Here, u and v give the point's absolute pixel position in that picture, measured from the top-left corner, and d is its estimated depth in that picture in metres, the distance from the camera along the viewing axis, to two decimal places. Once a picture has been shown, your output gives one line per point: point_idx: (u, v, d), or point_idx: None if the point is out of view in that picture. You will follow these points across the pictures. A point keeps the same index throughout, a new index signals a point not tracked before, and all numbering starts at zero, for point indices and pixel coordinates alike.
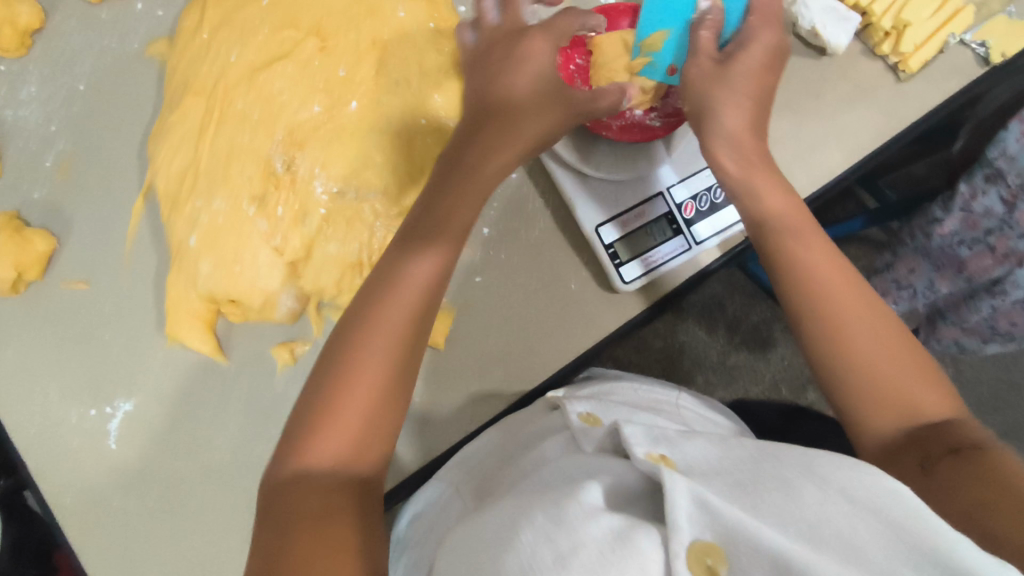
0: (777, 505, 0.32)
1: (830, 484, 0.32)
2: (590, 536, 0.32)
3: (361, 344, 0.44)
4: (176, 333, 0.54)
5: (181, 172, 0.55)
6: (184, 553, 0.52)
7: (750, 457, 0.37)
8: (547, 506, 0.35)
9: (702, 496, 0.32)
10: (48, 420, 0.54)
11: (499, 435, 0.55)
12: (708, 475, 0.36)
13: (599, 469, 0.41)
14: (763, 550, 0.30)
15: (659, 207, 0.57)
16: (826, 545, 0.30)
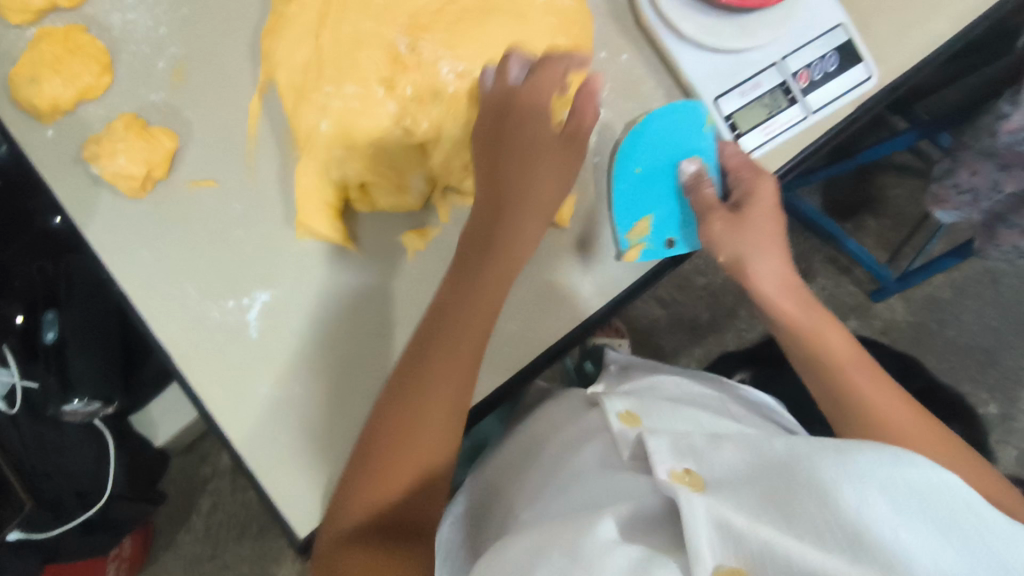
0: (813, 518, 0.39)
1: (865, 485, 0.39)
2: (615, 566, 0.41)
3: (477, 315, 0.49)
4: (306, 222, 0.54)
5: (301, 64, 0.54)
6: (329, 435, 0.54)
7: (773, 466, 0.44)
8: (569, 546, 0.43)
9: (723, 519, 0.42)
10: (189, 315, 0.54)
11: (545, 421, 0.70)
12: (737, 489, 0.44)
13: (627, 490, 0.51)
14: (785, 566, 0.38)
15: (774, 78, 0.57)
16: (859, 553, 0.37)
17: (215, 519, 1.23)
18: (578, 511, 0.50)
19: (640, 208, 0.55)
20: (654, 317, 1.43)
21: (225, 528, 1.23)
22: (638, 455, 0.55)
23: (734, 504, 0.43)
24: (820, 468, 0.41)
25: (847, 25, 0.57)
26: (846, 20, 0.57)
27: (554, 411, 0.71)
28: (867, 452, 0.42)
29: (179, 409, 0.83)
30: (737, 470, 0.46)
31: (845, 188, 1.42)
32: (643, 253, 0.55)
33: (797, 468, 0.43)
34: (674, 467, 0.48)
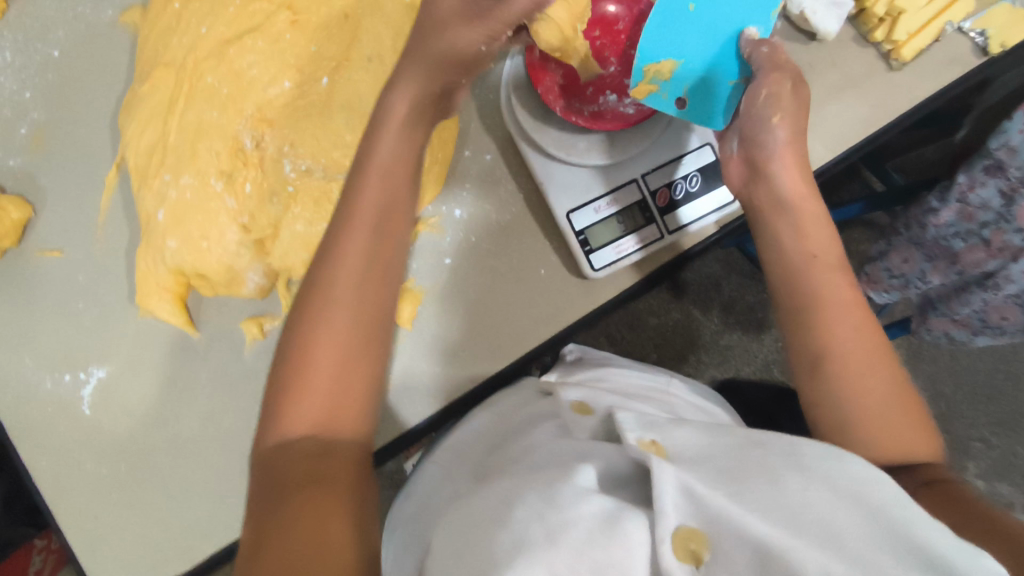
0: (761, 493, 0.36)
1: (814, 474, 0.37)
2: (584, 516, 0.37)
3: (335, 302, 0.42)
4: (146, 304, 0.55)
5: (149, 146, 0.55)
6: (148, 515, 0.54)
7: (733, 451, 0.42)
8: (542, 491, 0.40)
9: (688, 483, 0.38)
10: (24, 385, 0.55)
11: (491, 415, 0.65)
12: (695, 463, 0.40)
13: (591, 450, 0.48)
14: (741, 529, 0.35)
15: (632, 195, 0.56)
16: (801, 529, 0.34)
17: None
18: (534, 470, 0.47)
19: (670, 48, 0.55)
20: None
21: None
22: (597, 434, 0.53)
23: (695, 472, 0.39)
24: (785, 451, 0.40)
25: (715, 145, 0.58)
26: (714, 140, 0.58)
27: (505, 399, 0.66)
28: (818, 448, 0.40)
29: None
30: (696, 445, 0.43)
31: None
32: (650, 89, 0.55)
33: (760, 452, 0.41)
34: (641, 437, 0.44)
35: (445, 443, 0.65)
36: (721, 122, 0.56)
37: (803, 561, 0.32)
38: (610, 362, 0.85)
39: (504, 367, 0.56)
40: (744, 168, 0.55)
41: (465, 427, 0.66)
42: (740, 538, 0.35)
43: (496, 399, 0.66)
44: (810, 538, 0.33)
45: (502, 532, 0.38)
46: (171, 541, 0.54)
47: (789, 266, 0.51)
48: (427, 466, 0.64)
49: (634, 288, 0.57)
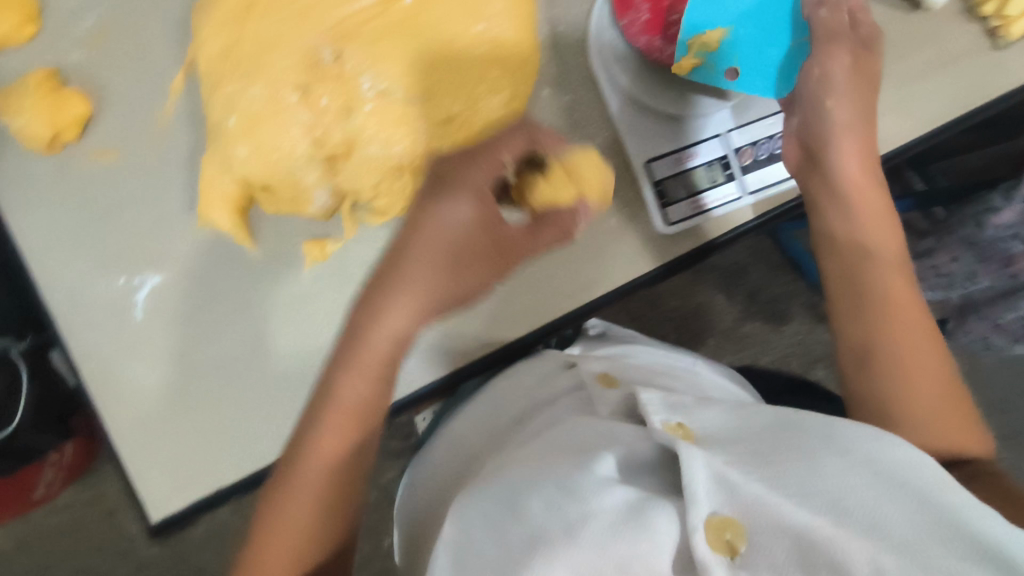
0: (797, 478, 0.39)
1: (855, 457, 0.39)
2: (606, 506, 0.40)
3: (352, 386, 0.43)
4: (206, 213, 0.53)
5: (222, 49, 0.52)
6: (195, 424, 0.54)
7: (765, 431, 0.44)
8: (568, 482, 0.43)
9: (719, 470, 0.39)
10: (77, 284, 0.54)
11: (513, 383, 0.71)
12: (727, 445, 0.43)
13: (614, 436, 0.50)
14: (777, 519, 0.36)
15: (715, 150, 0.54)
16: (842, 514, 0.36)
17: None
18: (557, 455, 0.50)
19: (713, 19, 0.52)
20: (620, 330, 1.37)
21: None
22: (617, 411, 0.58)
23: (726, 457, 0.41)
24: (815, 437, 0.42)
25: None
26: None
27: (523, 372, 0.71)
28: (853, 428, 0.42)
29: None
30: (724, 426, 0.46)
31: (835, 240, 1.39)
32: (701, 68, 0.52)
33: (793, 435, 0.43)
34: (668, 420, 0.47)
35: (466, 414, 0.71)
36: (781, 90, 0.53)
37: (849, 553, 0.34)
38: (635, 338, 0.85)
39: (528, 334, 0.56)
40: (799, 155, 0.53)
41: (483, 401, 0.71)
42: (777, 528, 0.36)
43: (514, 371, 0.72)
44: (851, 524, 0.35)
45: (519, 521, 0.42)
46: (218, 451, 0.54)
47: (850, 265, 0.51)
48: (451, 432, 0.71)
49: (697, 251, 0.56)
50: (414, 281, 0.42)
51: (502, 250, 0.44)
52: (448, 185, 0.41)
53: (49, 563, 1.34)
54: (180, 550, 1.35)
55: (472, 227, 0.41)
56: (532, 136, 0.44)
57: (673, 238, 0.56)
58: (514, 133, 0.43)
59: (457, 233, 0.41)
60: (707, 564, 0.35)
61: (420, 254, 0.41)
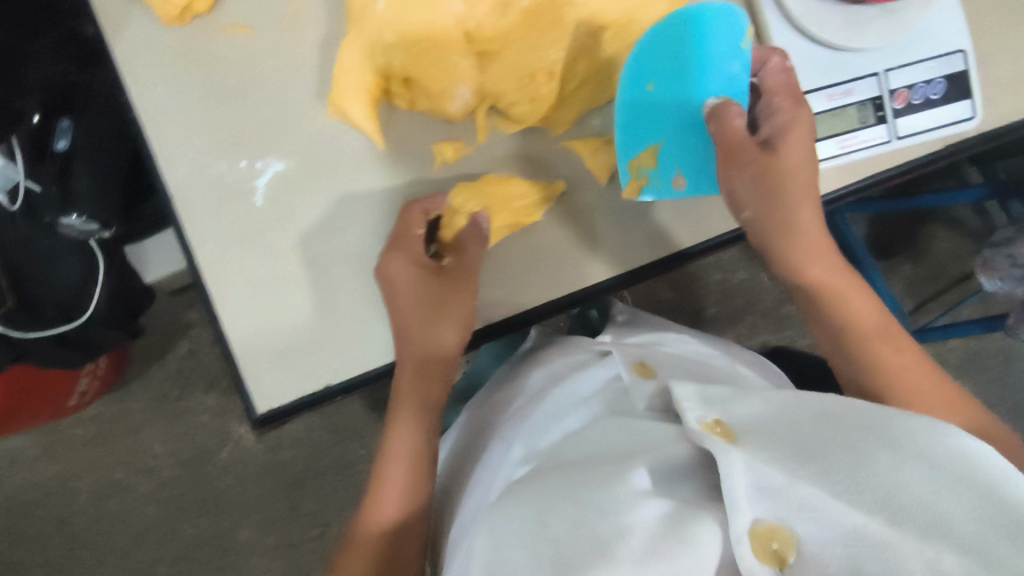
0: (849, 478, 0.40)
1: (905, 451, 0.41)
2: (641, 523, 0.46)
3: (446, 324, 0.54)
4: (340, 102, 0.51)
5: None
6: (309, 320, 0.53)
7: (807, 421, 0.46)
8: (607, 496, 0.48)
9: (761, 475, 0.42)
10: (196, 164, 0.52)
11: (547, 373, 0.72)
12: (767, 441, 0.45)
13: (650, 440, 0.55)
14: (824, 518, 0.39)
15: (870, 89, 0.52)
16: (895, 512, 0.38)
17: None
18: (601, 454, 0.55)
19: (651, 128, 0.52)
20: (660, 301, 1.31)
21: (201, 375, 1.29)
22: (654, 405, 0.62)
23: (767, 459, 0.43)
24: (869, 427, 0.43)
25: (968, 54, 0.52)
26: (969, 49, 0.52)
27: (559, 362, 0.73)
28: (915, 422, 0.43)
29: (171, 254, 0.80)
30: (761, 418, 0.48)
31: (892, 228, 1.33)
32: (645, 189, 0.52)
33: (838, 428, 0.44)
34: (705, 416, 0.48)
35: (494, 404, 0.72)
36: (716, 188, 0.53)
37: (904, 556, 0.36)
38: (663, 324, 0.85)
39: (520, 316, 0.54)
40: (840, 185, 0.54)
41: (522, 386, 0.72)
42: (824, 540, 0.39)
43: (550, 361, 0.74)
44: (906, 527, 0.37)
45: (564, 524, 0.47)
46: (330, 351, 0.53)
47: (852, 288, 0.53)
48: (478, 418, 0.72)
49: (836, 194, 0.55)
50: (401, 313, 0.53)
51: (452, 284, 0.53)
52: (391, 245, 0.52)
53: (60, 475, 1.33)
54: (204, 470, 1.33)
55: (424, 280, 0.53)
56: (422, 206, 0.52)
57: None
58: (409, 210, 0.52)
59: (408, 293, 0.52)
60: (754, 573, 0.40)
61: (413, 305, 0.53)
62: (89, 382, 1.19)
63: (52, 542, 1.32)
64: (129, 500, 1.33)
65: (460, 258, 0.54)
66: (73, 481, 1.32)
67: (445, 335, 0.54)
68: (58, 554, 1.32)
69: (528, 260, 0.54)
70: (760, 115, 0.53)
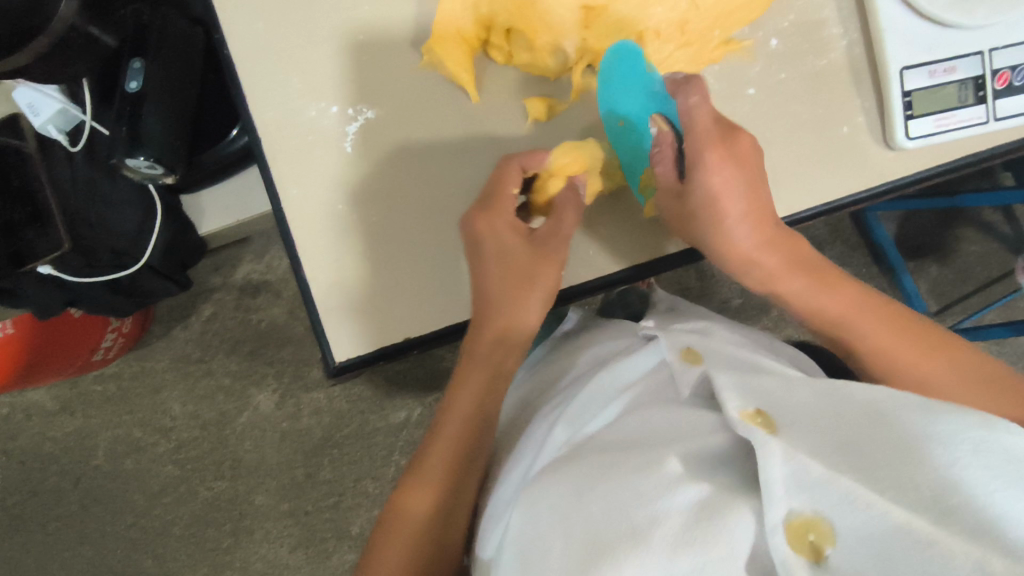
0: (897, 475, 0.37)
1: (955, 447, 0.37)
2: (676, 507, 0.39)
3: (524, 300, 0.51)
4: (438, 50, 0.52)
5: None
6: (391, 272, 0.52)
7: (853, 414, 0.41)
8: (637, 477, 0.42)
9: (800, 465, 0.38)
10: (287, 105, 0.52)
11: (587, 359, 0.63)
12: (810, 434, 0.41)
13: (693, 425, 0.47)
14: (869, 514, 0.35)
15: (973, 68, 0.52)
16: (943, 509, 0.35)
17: (211, 328, 1.27)
18: (635, 442, 0.47)
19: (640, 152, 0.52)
20: (686, 290, 1.20)
21: (218, 339, 1.27)
22: (699, 394, 0.51)
23: (811, 453, 0.39)
24: (913, 426, 0.39)
25: None
26: None
27: (599, 349, 0.63)
28: (956, 415, 0.39)
29: (245, 198, 0.80)
30: (808, 409, 0.43)
31: (925, 228, 1.30)
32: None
33: (887, 427, 0.39)
34: (745, 406, 0.44)
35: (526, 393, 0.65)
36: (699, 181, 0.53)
37: (952, 552, 0.32)
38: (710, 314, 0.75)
39: (569, 287, 0.54)
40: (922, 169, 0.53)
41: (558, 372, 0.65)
42: (868, 537, 0.35)
43: (590, 348, 0.65)
44: (955, 526, 0.34)
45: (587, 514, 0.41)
46: (410, 305, 0.53)
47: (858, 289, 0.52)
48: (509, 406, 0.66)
49: (928, 172, 0.54)
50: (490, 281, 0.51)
51: (543, 250, 0.51)
52: (484, 204, 0.50)
53: (52, 436, 1.27)
54: (223, 433, 1.26)
55: (517, 246, 0.51)
56: (520, 161, 0.51)
57: (893, 161, 0.54)
58: (506, 164, 0.51)
59: (495, 263, 0.50)
60: (788, 567, 0.35)
61: (501, 268, 0.50)
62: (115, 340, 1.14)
63: (67, 498, 1.26)
64: (146, 461, 1.26)
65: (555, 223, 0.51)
66: (90, 438, 1.26)
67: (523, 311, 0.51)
68: (71, 509, 1.26)
69: (609, 225, 0.54)
70: (848, 91, 0.54)
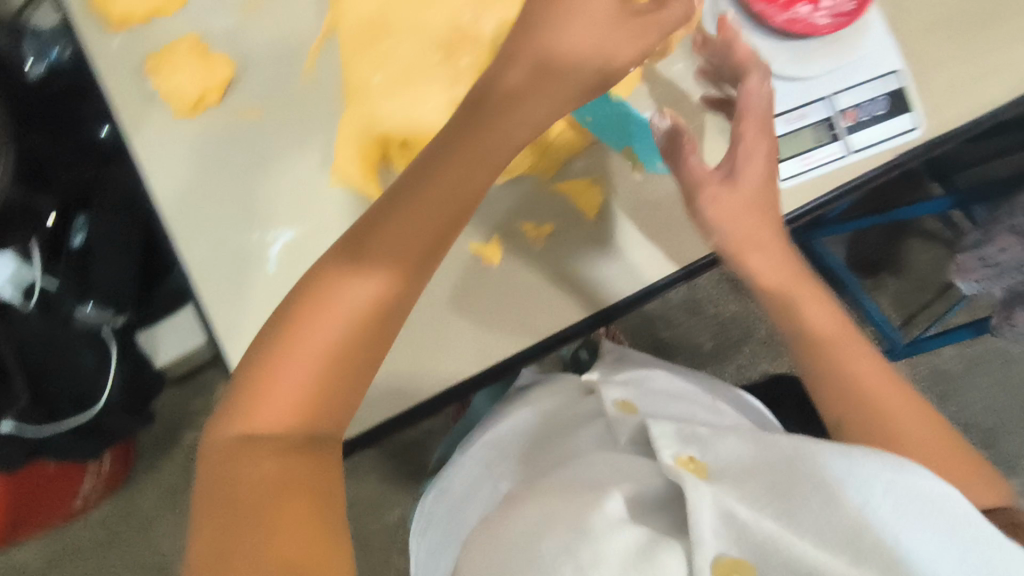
0: (811, 516, 0.39)
1: (864, 486, 0.39)
2: (615, 548, 0.41)
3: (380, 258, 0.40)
4: (343, 169, 0.55)
5: (365, 17, 0.56)
6: None
7: (779, 458, 0.43)
8: (574, 519, 0.44)
9: (727, 508, 0.41)
10: (215, 242, 0.56)
11: (535, 411, 0.68)
12: (738, 479, 0.43)
13: (634, 473, 0.50)
14: (784, 555, 0.38)
15: (821, 112, 0.58)
16: (856, 552, 0.37)
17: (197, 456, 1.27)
18: (581, 484, 0.50)
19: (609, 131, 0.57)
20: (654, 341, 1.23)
21: None
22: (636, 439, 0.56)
23: (738, 495, 0.42)
24: (830, 468, 0.40)
25: (902, 74, 0.58)
26: (901, 69, 0.58)
27: (547, 402, 0.69)
28: (871, 455, 0.40)
29: (189, 330, 0.84)
30: (739, 460, 0.46)
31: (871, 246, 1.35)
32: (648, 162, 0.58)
33: (807, 468, 0.41)
34: (678, 453, 0.47)
35: (485, 439, 0.67)
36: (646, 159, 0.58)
37: None
38: (655, 361, 0.79)
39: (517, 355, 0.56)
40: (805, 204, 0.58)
41: (508, 422, 0.68)
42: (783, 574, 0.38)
43: (540, 398, 0.70)
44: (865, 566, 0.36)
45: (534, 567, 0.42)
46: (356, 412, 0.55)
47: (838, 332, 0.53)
48: (463, 461, 0.67)
49: (809, 207, 0.58)
50: (468, 163, 0.39)
51: (452, 172, 0.39)
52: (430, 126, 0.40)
53: None
54: None
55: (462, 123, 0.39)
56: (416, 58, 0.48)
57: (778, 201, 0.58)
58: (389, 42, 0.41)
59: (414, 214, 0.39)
60: None
61: (420, 205, 0.39)
62: (95, 484, 1.13)
63: None
64: None
65: (458, 159, 0.39)
66: None
67: (378, 280, 0.40)
68: None
69: (526, 299, 0.57)
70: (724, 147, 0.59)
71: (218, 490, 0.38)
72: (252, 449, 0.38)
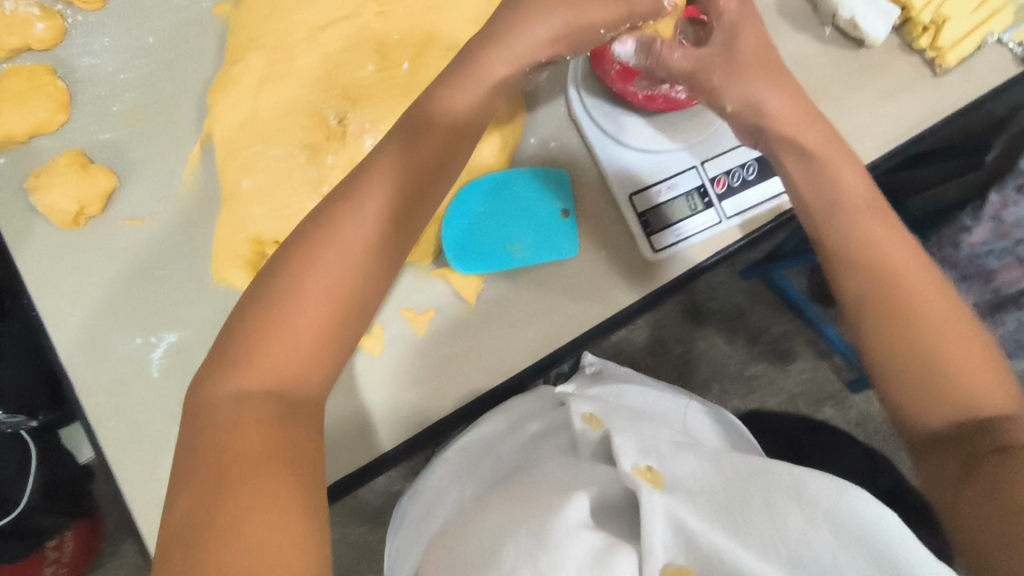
0: (762, 536, 0.37)
1: (815, 509, 0.36)
2: (574, 554, 0.37)
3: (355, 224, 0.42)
4: (222, 273, 0.57)
5: (235, 123, 0.58)
6: None
7: (739, 475, 0.41)
8: (533, 526, 0.39)
9: (679, 517, 0.38)
10: (96, 348, 0.56)
11: (506, 418, 0.63)
12: (692, 494, 0.40)
13: (592, 474, 0.45)
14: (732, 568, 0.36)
15: (692, 180, 0.58)
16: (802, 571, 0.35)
17: None
18: (542, 484, 0.46)
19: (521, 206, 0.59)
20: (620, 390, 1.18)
21: None
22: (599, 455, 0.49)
23: (692, 506, 0.39)
24: (783, 487, 0.38)
25: None
26: None
27: (515, 406, 0.63)
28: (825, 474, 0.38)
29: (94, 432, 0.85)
30: (697, 472, 0.43)
31: None
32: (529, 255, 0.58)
33: (761, 488, 0.39)
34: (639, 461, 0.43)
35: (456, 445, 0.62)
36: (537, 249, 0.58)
37: None
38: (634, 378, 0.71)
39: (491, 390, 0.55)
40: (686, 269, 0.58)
41: (477, 429, 0.63)
42: None
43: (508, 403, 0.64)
44: None
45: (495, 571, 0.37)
46: None
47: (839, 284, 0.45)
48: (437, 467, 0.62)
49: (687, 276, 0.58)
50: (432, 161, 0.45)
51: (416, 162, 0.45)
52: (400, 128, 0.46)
53: None
54: None
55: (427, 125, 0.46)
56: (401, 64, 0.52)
57: (658, 270, 0.57)
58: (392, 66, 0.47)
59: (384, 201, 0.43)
60: None
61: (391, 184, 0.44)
62: None
63: None
64: None
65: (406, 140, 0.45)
66: None
67: (358, 235, 0.42)
68: None
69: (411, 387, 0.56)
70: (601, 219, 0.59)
71: (202, 451, 0.37)
72: (239, 402, 0.38)
